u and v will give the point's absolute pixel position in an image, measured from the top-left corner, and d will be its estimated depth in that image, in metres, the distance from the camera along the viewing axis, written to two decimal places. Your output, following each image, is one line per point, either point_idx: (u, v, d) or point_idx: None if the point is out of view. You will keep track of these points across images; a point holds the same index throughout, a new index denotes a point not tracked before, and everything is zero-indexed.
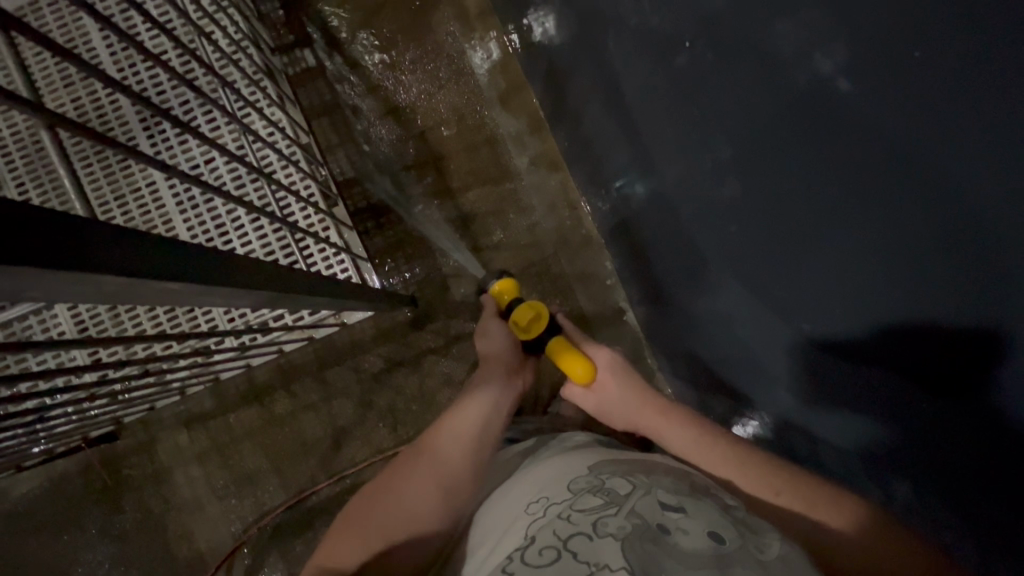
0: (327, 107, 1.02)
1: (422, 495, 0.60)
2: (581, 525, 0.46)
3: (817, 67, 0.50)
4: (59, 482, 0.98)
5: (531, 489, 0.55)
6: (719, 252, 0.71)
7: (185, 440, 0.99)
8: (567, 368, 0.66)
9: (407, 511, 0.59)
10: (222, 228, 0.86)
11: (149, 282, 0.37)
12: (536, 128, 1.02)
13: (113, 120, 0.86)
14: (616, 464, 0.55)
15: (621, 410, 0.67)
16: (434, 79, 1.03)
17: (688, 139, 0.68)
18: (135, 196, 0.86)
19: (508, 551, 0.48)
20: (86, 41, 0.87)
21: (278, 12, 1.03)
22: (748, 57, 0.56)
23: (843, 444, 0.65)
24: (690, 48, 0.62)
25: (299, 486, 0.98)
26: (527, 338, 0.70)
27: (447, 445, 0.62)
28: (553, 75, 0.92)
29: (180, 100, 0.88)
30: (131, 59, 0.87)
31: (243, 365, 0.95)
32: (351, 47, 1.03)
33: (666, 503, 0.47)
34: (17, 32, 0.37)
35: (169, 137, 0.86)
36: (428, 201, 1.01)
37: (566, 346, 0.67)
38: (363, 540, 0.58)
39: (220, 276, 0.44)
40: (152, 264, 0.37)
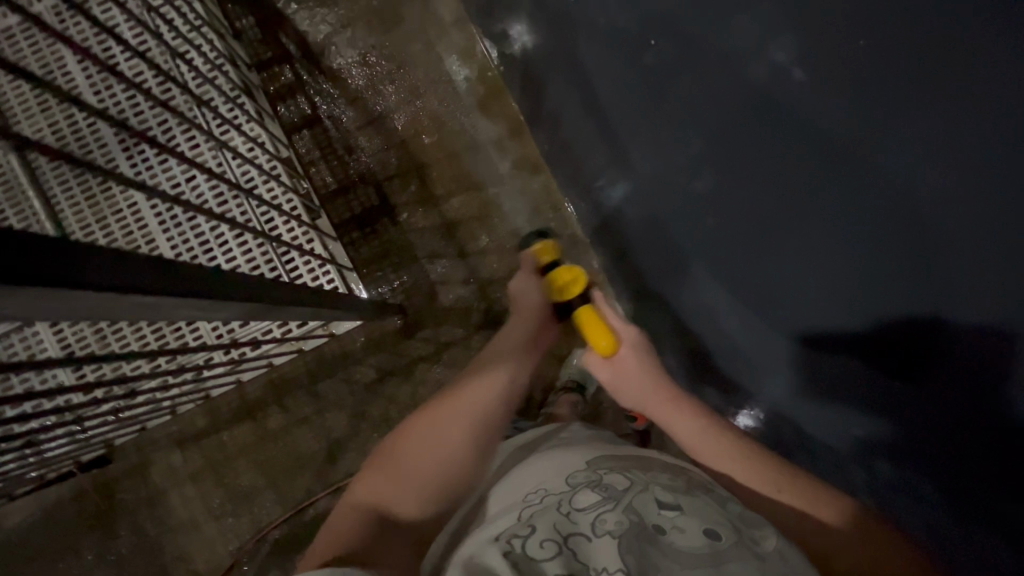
0: (307, 121, 1.03)
1: (457, 456, 0.59)
2: (580, 522, 0.46)
3: (771, 58, 0.69)
4: (51, 509, 0.97)
5: (528, 483, 0.55)
6: (709, 240, 0.78)
7: (179, 461, 0.98)
8: (591, 338, 0.68)
9: (444, 470, 0.58)
10: (206, 245, 0.86)
11: (123, 296, 0.37)
12: (517, 132, 1.02)
13: (92, 142, 0.86)
14: (613, 459, 0.56)
15: (633, 391, 0.67)
16: (413, 88, 1.03)
17: (662, 139, 0.79)
18: (117, 216, 0.86)
19: (505, 537, 0.46)
20: (63, 68, 0.87)
21: (254, 29, 1.04)
22: (704, 54, 0.73)
23: (818, 420, 0.74)
24: (655, 45, 0.76)
25: (295, 501, 0.97)
26: (562, 298, 0.69)
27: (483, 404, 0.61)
28: (529, 79, 0.93)
29: (159, 121, 0.88)
30: (109, 85, 0.87)
31: (233, 381, 0.95)
32: (329, 60, 1.04)
33: (663, 500, 0.48)
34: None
35: (150, 159, 0.87)
36: (412, 209, 1.02)
37: (595, 317, 0.68)
38: (400, 494, 0.57)
39: (199, 287, 0.44)
40: (126, 279, 0.37)
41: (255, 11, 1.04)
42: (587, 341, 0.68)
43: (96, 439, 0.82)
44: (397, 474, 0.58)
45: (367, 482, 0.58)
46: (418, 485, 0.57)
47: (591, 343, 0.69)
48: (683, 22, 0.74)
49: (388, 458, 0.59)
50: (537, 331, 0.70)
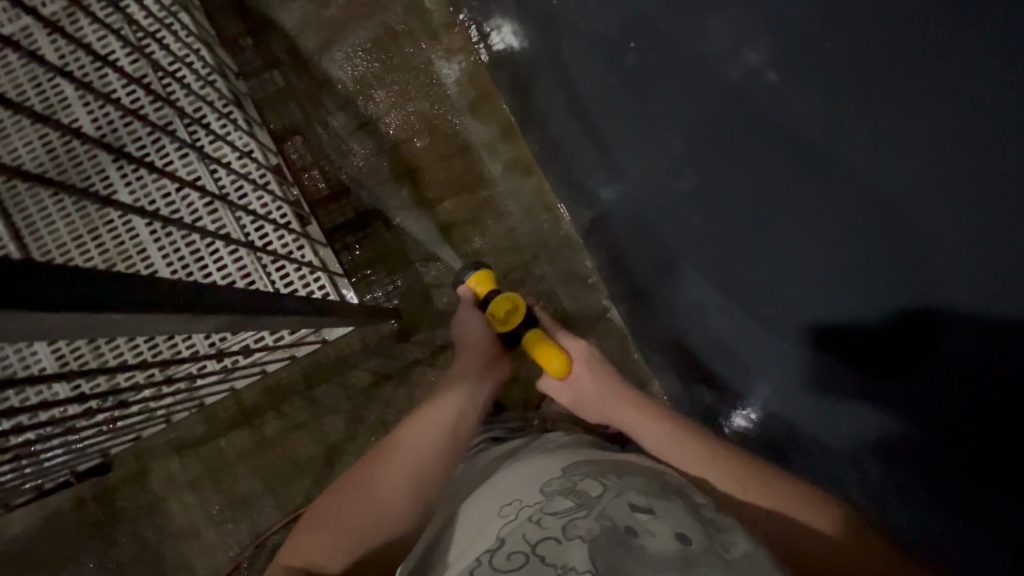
0: (299, 127, 1.03)
1: (388, 500, 0.59)
2: (551, 529, 0.46)
3: (749, 63, 0.71)
4: (52, 518, 0.97)
5: (503, 494, 0.55)
6: (694, 240, 0.78)
7: (178, 468, 0.99)
8: (544, 361, 0.66)
9: (374, 517, 0.58)
10: (203, 264, 0.87)
11: (84, 314, 0.35)
12: (508, 134, 1.02)
13: (83, 156, 0.86)
14: (589, 465, 0.55)
15: (598, 405, 0.66)
16: (404, 91, 1.03)
17: (648, 137, 0.79)
18: (113, 237, 0.86)
19: (477, 553, 0.49)
20: (58, 92, 0.87)
21: (244, 36, 1.04)
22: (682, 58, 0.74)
23: (808, 415, 0.74)
24: (635, 47, 0.77)
25: (294, 506, 0.98)
26: (504, 329, 0.69)
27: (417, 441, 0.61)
28: (519, 80, 0.93)
29: (155, 144, 0.88)
30: (105, 110, 0.87)
31: (227, 389, 0.96)
32: (320, 66, 1.04)
33: (637, 504, 0.48)
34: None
35: (147, 182, 0.87)
36: (405, 213, 1.02)
37: (543, 339, 0.67)
38: (327, 548, 0.58)
39: (172, 302, 0.43)
40: (91, 296, 0.36)
41: (246, 19, 1.04)
42: (539, 364, 0.66)
43: (92, 450, 0.82)
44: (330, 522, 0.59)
45: (296, 541, 0.60)
46: (347, 536, 0.58)
47: (543, 365, 0.66)
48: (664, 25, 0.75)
49: (321, 512, 0.61)
50: (483, 371, 0.68)
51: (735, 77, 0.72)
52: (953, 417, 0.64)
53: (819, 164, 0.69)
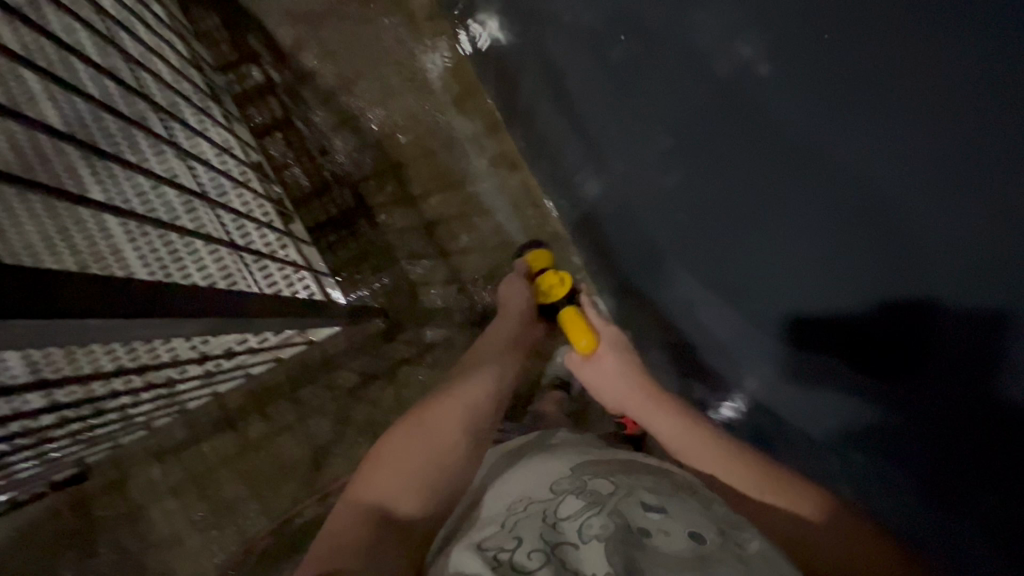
0: (279, 122, 1.01)
1: (451, 443, 0.59)
2: (567, 531, 0.46)
3: (738, 53, 0.70)
4: (26, 530, 0.94)
5: (511, 489, 0.55)
6: (681, 235, 0.79)
7: (159, 475, 0.96)
8: (573, 337, 0.71)
9: (439, 459, 0.58)
10: (182, 264, 0.84)
11: (54, 320, 0.34)
12: (493, 129, 1.00)
13: (51, 155, 0.83)
14: (597, 464, 0.55)
15: (613, 389, 0.69)
16: (387, 86, 1.01)
17: (637, 131, 0.79)
18: (84, 236, 0.83)
19: (494, 547, 0.46)
20: (21, 84, 0.82)
21: (220, 30, 1.01)
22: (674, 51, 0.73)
23: (797, 404, 0.76)
24: (624, 40, 0.76)
25: (280, 510, 0.96)
26: (550, 300, 0.75)
27: (477, 390, 0.64)
28: (504, 75, 0.92)
29: (128, 140, 0.85)
30: (73, 104, 0.84)
31: (209, 393, 0.93)
32: (299, 60, 1.02)
33: (649, 504, 0.48)
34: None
35: (121, 180, 0.84)
36: (389, 210, 1.00)
37: (579, 316, 0.72)
38: (395, 487, 0.56)
39: (152, 305, 0.41)
40: (62, 300, 0.34)
41: (220, 11, 1.01)
42: (569, 338, 0.71)
43: (68, 459, 0.79)
44: (401, 469, 0.57)
45: (360, 480, 0.57)
46: (413, 475, 0.57)
47: (573, 340, 0.71)
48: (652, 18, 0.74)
49: (382, 452, 0.59)
50: (524, 332, 0.73)
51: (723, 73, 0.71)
52: (952, 415, 0.62)
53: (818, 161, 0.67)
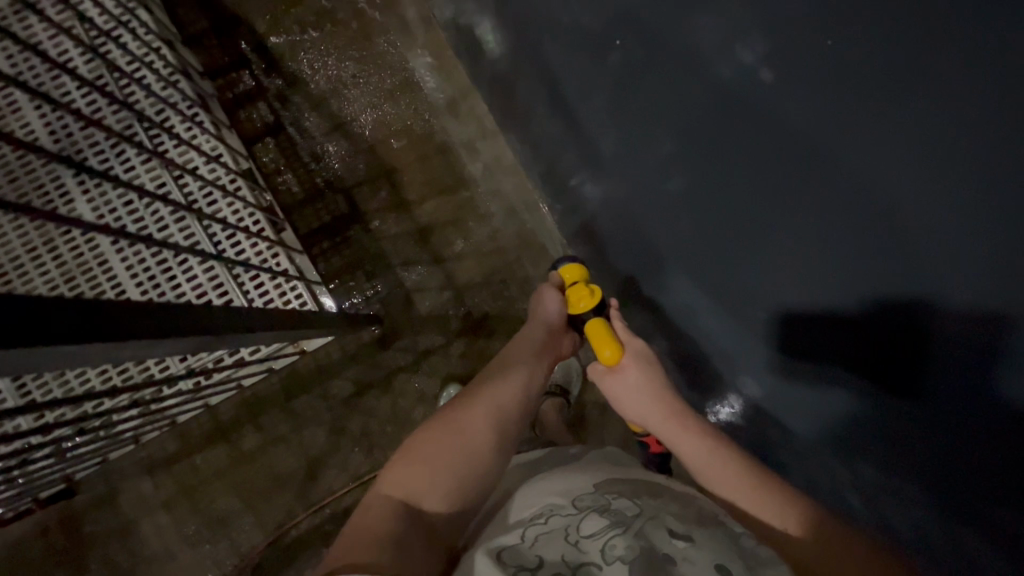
0: (270, 128, 0.99)
1: (478, 454, 0.56)
2: (590, 552, 0.46)
3: (741, 59, 0.69)
4: (14, 546, 0.92)
5: (529, 502, 0.53)
6: (678, 240, 0.78)
7: (150, 488, 0.94)
8: (596, 348, 0.66)
9: (467, 470, 0.54)
10: (172, 278, 0.82)
11: (27, 350, 0.31)
12: (487, 134, 0.99)
13: (38, 168, 0.81)
14: (622, 482, 0.54)
15: (636, 404, 0.64)
16: (380, 91, 1.00)
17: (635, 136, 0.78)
18: (73, 251, 0.81)
19: (515, 560, 0.46)
20: (8, 98, 0.82)
21: (210, 35, 0.99)
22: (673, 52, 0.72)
23: (797, 410, 0.75)
24: (621, 45, 0.75)
25: (275, 522, 0.94)
26: (583, 308, 0.69)
27: (507, 398, 0.59)
28: (499, 79, 0.91)
29: (116, 151, 0.83)
30: (59, 116, 0.82)
31: (202, 406, 0.91)
32: (290, 65, 1.00)
33: (675, 529, 0.47)
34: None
35: (108, 192, 0.82)
36: (383, 216, 0.99)
37: (605, 330, 0.66)
38: (423, 492, 0.52)
39: (132, 329, 0.39)
40: (33, 330, 0.32)
41: (209, 16, 0.99)
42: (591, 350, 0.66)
43: (55, 477, 0.77)
44: (432, 470, 0.54)
45: (388, 478, 0.54)
46: (440, 483, 0.53)
47: (596, 351, 0.67)
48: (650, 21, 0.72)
49: (410, 452, 0.56)
50: (560, 342, 0.69)
51: (722, 75, 0.70)
52: (962, 410, 0.63)
53: (809, 171, 0.68)
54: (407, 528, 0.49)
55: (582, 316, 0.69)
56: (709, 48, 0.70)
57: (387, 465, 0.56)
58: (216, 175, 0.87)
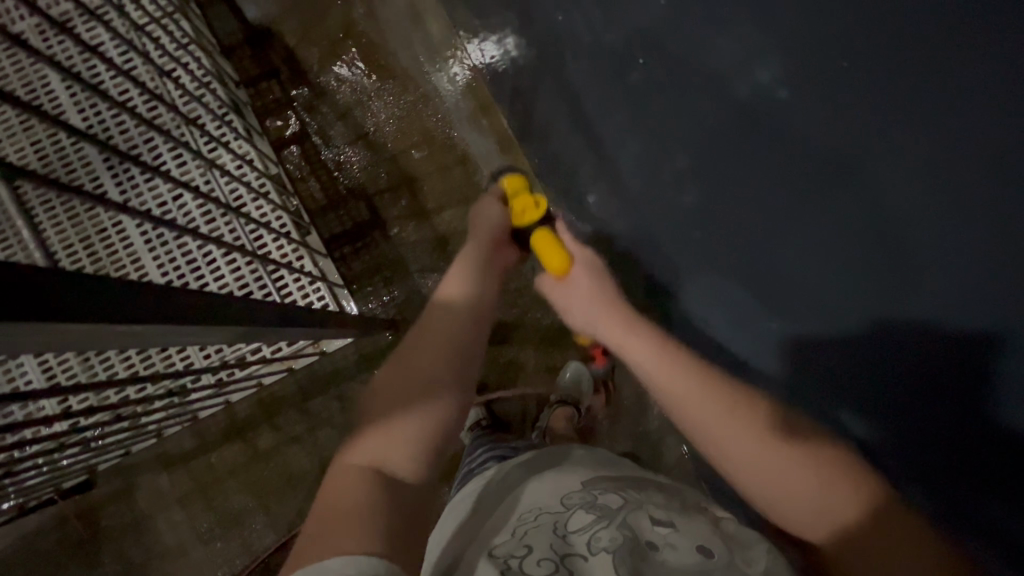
0: (296, 137, 1.03)
1: (442, 394, 0.53)
2: (576, 544, 0.48)
3: (755, 78, 0.58)
4: (33, 537, 0.94)
5: (525, 500, 0.57)
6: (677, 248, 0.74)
7: (166, 484, 0.96)
8: (547, 262, 0.67)
9: (434, 415, 0.52)
10: (196, 268, 0.85)
11: (106, 326, 0.33)
12: (506, 146, 1.00)
13: (78, 165, 0.85)
14: (607, 480, 0.57)
15: (584, 308, 0.67)
16: (403, 103, 1.04)
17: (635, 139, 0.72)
18: (103, 237, 0.84)
19: (503, 554, 0.49)
20: (48, 90, 0.85)
21: (242, 47, 1.04)
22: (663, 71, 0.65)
23: None
24: (643, 64, 0.66)
25: (288, 522, 0.96)
26: (521, 224, 0.68)
27: (467, 335, 0.57)
28: (518, 95, 0.92)
29: (147, 143, 0.87)
30: (96, 108, 0.86)
31: (223, 404, 0.93)
32: (317, 77, 1.04)
33: (657, 518, 0.51)
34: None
35: (138, 181, 0.85)
36: (403, 224, 1.02)
37: (551, 240, 0.66)
38: (393, 454, 0.49)
39: (196, 315, 0.42)
40: (113, 308, 0.34)
41: (244, 29, 1.04)
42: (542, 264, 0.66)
43: (79, 467, 0.79)
44: (398, 434, 0.50)
45: (355, 446, 0.51)
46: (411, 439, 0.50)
47: (545, 265, 0.67)
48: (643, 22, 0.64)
49: (374, 416, 0.52)
50: (500, 256, 0.66)
51: (748, 103, 0.59)
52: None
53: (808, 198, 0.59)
54: (387, 491, 0.47)
55: (529, 229, 0.68)
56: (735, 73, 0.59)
57: (349, 443, 0.52)
58: (245, 176, 0.90)
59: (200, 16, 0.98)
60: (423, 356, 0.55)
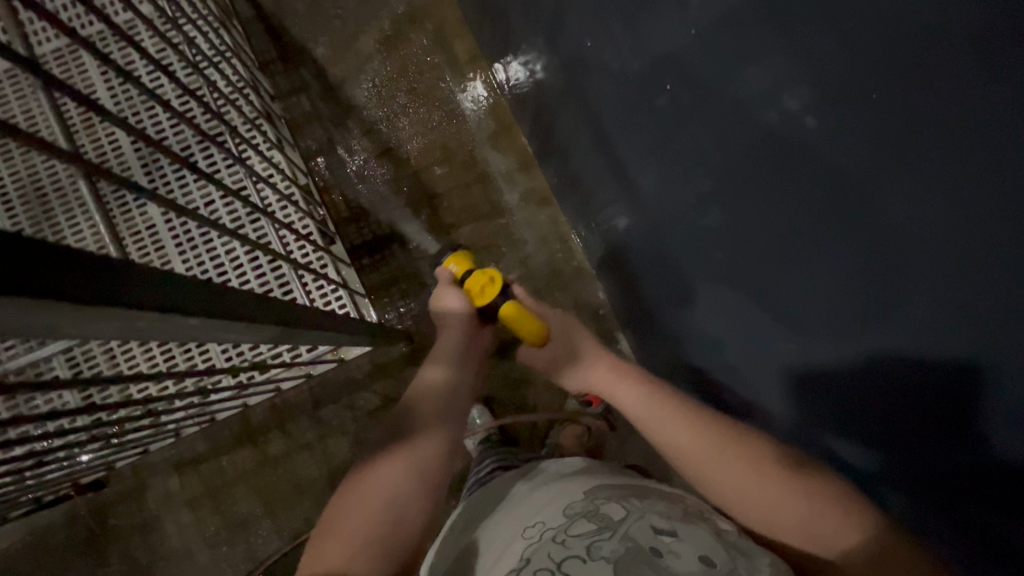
0: (323, 149, 1.06)
1: (395, 489, 0.54)
2: (576, 548, 0.49)
3: (784, 105, 0.48)
4: (42, 534, 0.94)
5: (528, 510, 0.57)
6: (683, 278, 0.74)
7: (176, 485, 0.97)
8: (523, 329, 0.66)
9: (385, 510, 0.53)
10: (217, 259, 0.84)
11: (164, 315, 0.36)
12: (525, 166, 1.05)
13: (110, 154, 0.83)
14: (609, 489, 0.56)
15: (572, 371, 0.68)
16: (427, 120, 1.07)
17: (645, 164, 0.70)
18: (129, 221, 0.83)
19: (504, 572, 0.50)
20: (80, 70, 0.84)
21: (276, 62, 1.08)
22: (662, 97, 0.61)
23: None
24: (670, 90, 0.60)
25: (293, 530, 0.96)
26: (480, 302, 0.68)
27: (426, 427, 0.59)
28: (540, 116, 0.94)
29: (178, 136, 0.86)
30: (126, 90, 0.85)
31: (240, 406, 0.91)
32: (345, 93, 1.07)
33: (659, 527, 0.50)
34: (56, 89, 0.37)
35: (164, 167, 0.84)
36: (421, 237, 1.04)
37: (519, 308, 0.66)
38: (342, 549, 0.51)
39: (238, 312, 0.45)
40: (173, 302, 0.37)
41: (278, 46, 1.08)
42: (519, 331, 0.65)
43: (98, 462, 0.79)
44: (349, 529, 0.52)
45: (318, 540, 0.53)
46: (360, 534, 0.52)
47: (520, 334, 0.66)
48: (657, 41, 0.59)
49: (335, 512, 0.55)
50: (470, 346, 0.67)
51: (775, 130, 0.50)
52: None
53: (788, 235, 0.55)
54: None
55: (491, 303, 0.67)
56: (759, 96, 0.50)
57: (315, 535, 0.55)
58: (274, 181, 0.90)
59: (241, 29, 1.02)
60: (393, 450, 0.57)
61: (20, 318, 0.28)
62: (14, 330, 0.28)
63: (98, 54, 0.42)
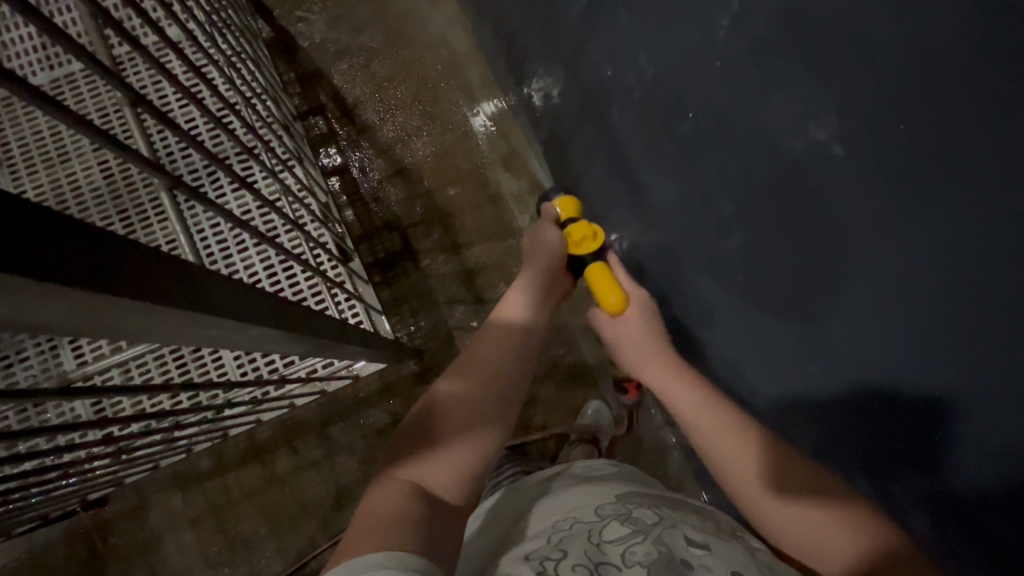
0: (338, 168, 1.08)
1: (479, 413, 0.55)
2: (610, 553, 0.48)
3: (811, 136, 0.49)
4: (39, 551, 0.92)
5: (560, 507, 0.57)
6: (703, 296, 0.74)
7: (180, 503, 0.95)
8: (600, 296, 0.66)
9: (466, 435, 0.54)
10: (229, 259, 0.83)
11: (205, 315, 0.37)
12: (536, 188, 1.07)
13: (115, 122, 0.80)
14: (641, 496, 0.57)
15: (636, 349, 0.68)
16: (441, 142, 1.09)
17: (666, 189, 0.72)
18: (139, 211, 0.81)
19: (540, 556, 0.50)
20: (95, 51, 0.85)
21: (295, 84, 1.11)
22: (683, 124, 0.63)
23: None
24: (692, 118, 0.61)
25: (297, 551, 0.94)
26: (578, 251, 0.69)
27: (506, 361, 0.59)
28: (555, 140, 0.97)
29: (186, 117, 0.86)
30: (138, 69, 0.85)
31: (254, 422, 0.90)
32: (362, 115, 1.10)
33: (692, 539, 0.50)
34: (135, 102, 0.38)
35: (173, 148, 0.83)
36: (433, 257, 1.05)
37: (605, 272, 0.66)
38: (430, 472, 0.51)
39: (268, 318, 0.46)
40: (212, 304, 0.38)
41: (298, 69, 1.11)
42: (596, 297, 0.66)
43: (107, 477, 0.78)
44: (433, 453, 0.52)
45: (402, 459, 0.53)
46: (446, 457, 0.52)
47: (599, 299, 0.67)
48: (677, 72, 0.61)
49: (418, 432, 0.55)
50: (554, 288, 0.69)
51: (798, 157, 0.51)
52: None
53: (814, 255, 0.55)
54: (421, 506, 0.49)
55: (584, 259, 0.69)
56: (784, 126, 0.51)
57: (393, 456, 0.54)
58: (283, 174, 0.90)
59: (266, 52, 1.05)
60: (448, 418, 0.55)
61: (66, 310, 0.28)
62: (57, 323, 0.29)
63: (160, 67, 0.43)
